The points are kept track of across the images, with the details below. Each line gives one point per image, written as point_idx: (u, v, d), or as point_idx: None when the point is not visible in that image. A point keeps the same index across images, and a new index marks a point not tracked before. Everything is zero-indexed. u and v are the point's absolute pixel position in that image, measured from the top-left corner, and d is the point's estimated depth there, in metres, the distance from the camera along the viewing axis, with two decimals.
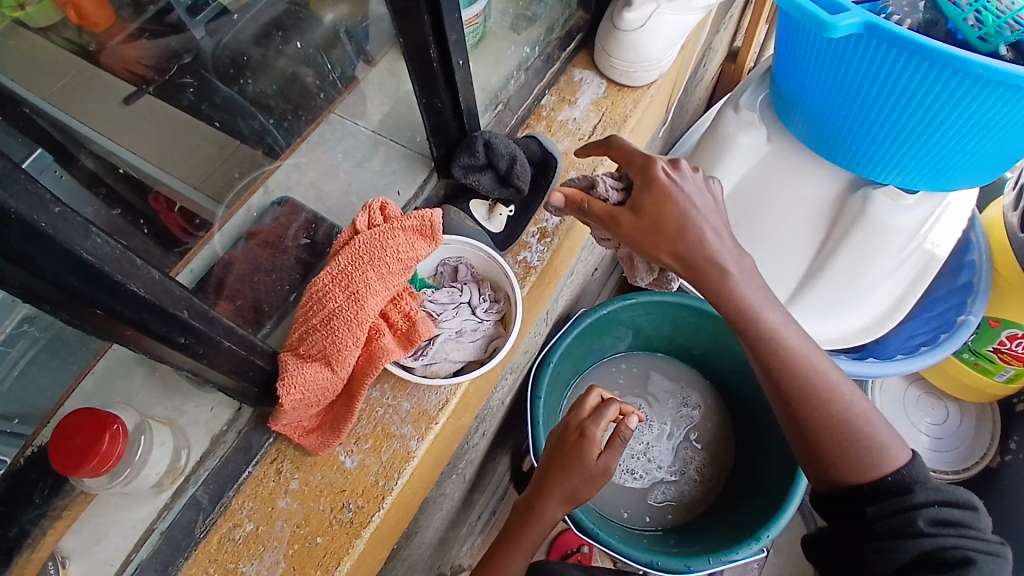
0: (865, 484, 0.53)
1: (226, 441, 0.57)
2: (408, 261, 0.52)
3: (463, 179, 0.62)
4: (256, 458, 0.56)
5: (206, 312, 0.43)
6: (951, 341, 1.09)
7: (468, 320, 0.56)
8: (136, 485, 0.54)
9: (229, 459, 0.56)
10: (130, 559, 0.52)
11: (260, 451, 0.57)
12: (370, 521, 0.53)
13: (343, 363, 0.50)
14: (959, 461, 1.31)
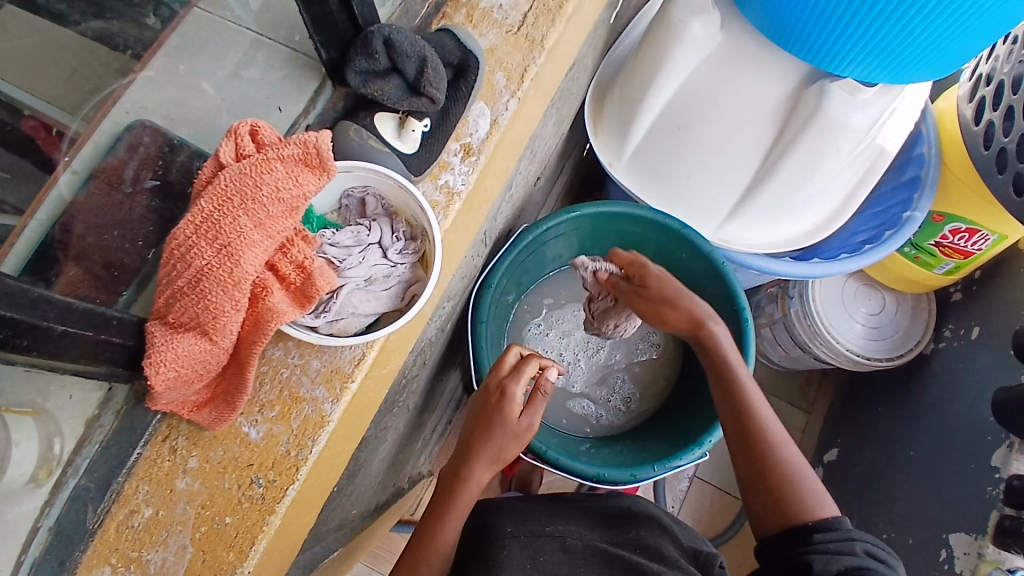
0: (807, 523, 0.70)
1: (106, 423, 0.48)
2: (293, 201, 0.41)
3: (362, 89, 0.50)
4: (143, 438, 0.48)
5: (26, 296, 0.37)
6: (895, 237, 1.07)
7: (378, 264, 0.47)
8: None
9: (111, 443, 0.48)
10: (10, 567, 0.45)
11: (147, 432, 0.49)
12: (285, 495, 0.47)
13: (223, 332, 0.41)
14: (895, 348, 1.36)
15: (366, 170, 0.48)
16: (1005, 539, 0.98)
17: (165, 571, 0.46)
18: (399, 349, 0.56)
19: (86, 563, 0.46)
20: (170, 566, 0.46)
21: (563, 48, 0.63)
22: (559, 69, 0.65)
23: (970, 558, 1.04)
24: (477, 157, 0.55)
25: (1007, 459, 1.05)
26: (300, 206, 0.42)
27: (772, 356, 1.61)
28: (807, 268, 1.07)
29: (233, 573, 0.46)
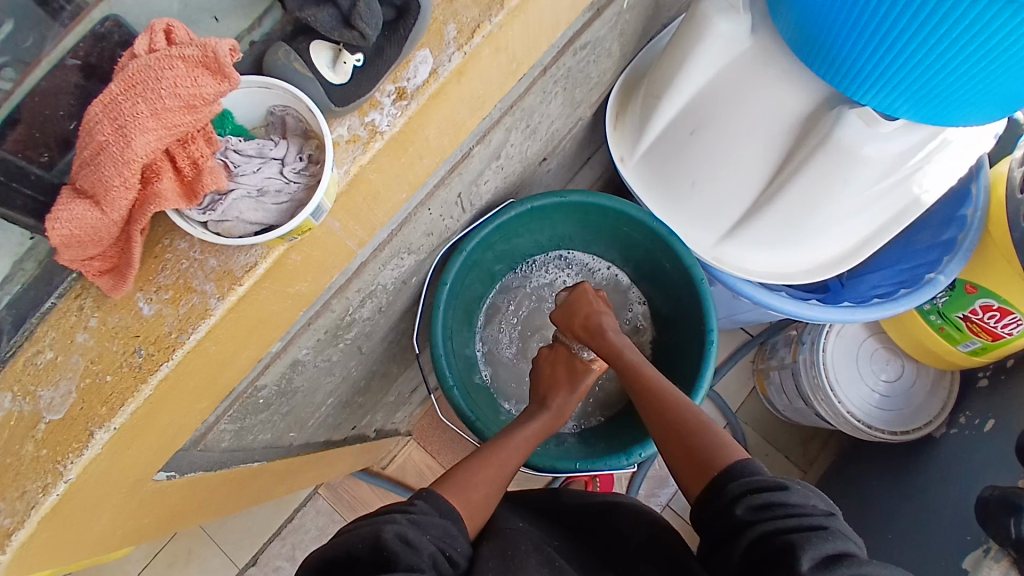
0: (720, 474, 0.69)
1: (29, 269, 0.54)
2: (190, 98, 0.45)
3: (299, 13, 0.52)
4: (58, 291, 0.54)
5: None
6: (909, 297, 1.02)
7: (272, 178, 0.50)
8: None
9: (31, 287, 0.54)
10: None
11: (65, 284, 0.55)
12: (157, 369, 0.52)
13: (114, 206, 0.46)
14: (904, 420, 1.27)
15: (288, 94, 0.52)
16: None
17: (51, 408, 0.53)
18: (308, 271, 0.60)
19: None
20: (55, 405, 0.53)
21: (532, 10, 0.62)
22: (527, 32, 0.64)
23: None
24: (408, 102, 0.56)
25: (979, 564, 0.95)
26: (198, 105, 0.46)
27: (777, 403, 1.50)
28: (802, 308, 1.02)
29: (100, 424, 0.52)
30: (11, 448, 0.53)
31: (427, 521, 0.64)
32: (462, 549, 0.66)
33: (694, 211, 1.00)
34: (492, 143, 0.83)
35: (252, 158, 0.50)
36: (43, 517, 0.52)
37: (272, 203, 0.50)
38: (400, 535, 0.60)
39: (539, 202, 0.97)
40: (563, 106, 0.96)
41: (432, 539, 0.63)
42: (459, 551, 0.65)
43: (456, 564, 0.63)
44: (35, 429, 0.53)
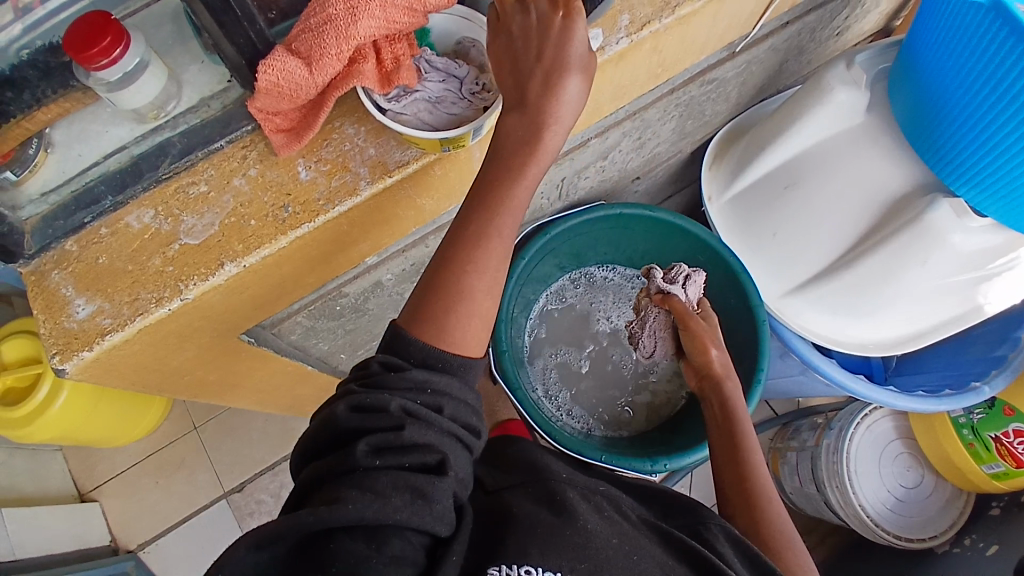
0: None
1: (214, 107, 0.59)
2: (414, 2, 0.53)
3: None
4: (231, 135, 0.59)
5: None
6: (950, 399, 1.07)
7: (450, 91, 0.58)
8: (123, 104, 0.56)
9: (206, 124, 0.59)
10: (98, 163, 0.58)
11: (240, 131, 0.59)
12: (299, 227, 0.58)
13: (321, 70, 0.53)
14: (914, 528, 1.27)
15: (482, 30, 0.59)
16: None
17: (190, 232, 0.58)
18: (436, 189, 0.67)
19: (140, 199, 0.58)
20: (195, 231, 0.58)
21: (692, 25, 0.70)
22: (680, 45, 0.72)
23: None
24: None
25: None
26: (418, 10, 0.53)
27: (786, 484, 1.49)
28: (843, 377, 1.06)
29: (233, 258, 0.57)
30: (139, 258, 0.57)
31: (400, 370, 0.57)
32: (445, 385, 0.58)
33: (770, 259, 1.06)
34: (607, 139, 0.90)
35: (439, 70, 0.58)
36: (143, 325, 0.56)
37: (444, 111, 0.57)
38: (353, 407, 0.55)
39: (627, 210, 1.02)
40: (673, 131, 1.03)
41: (413, 390, 0.56)
42: (438, 393, 0.57)
43: (441, 407, 0.57)
44: (167, 247, 0.57)
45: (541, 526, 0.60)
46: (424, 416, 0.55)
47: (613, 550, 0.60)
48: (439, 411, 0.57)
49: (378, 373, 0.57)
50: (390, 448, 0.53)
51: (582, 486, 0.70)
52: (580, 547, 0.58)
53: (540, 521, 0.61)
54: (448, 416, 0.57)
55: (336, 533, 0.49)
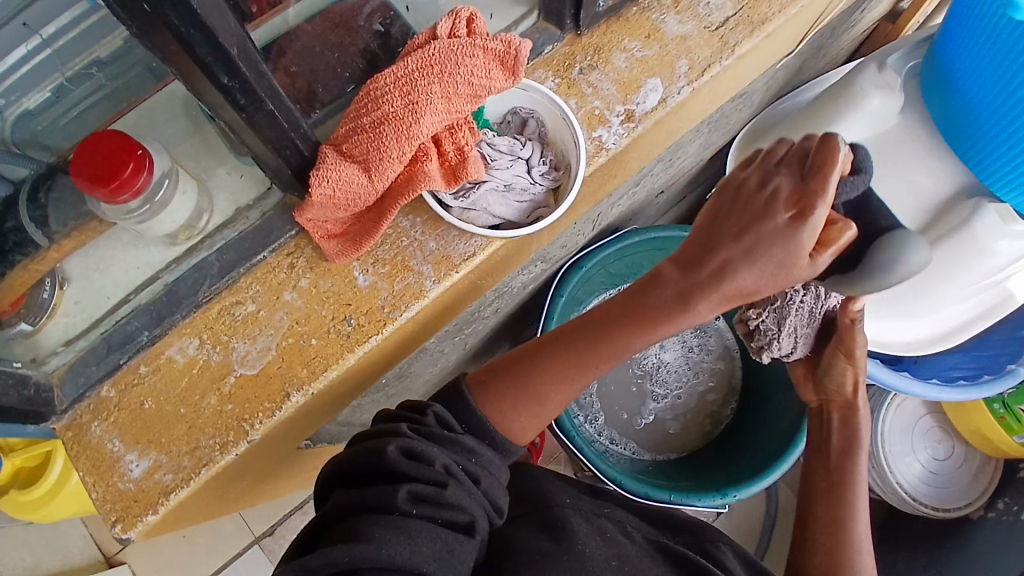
0: None
1: (253, 216, 0.53)
2: (478, 87, 0.47)
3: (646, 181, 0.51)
4: (274, 245, 0.53)
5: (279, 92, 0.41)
6: (991, 385, 1.02)
7: (520, 177, 0.52)
8: (151, 229, 0.51)
9: (245, 237, 0.52)
10: (129, 299, 0.51)
11: (284, 238, 0.53)
12: (366, 341, 0.53)
13: (382, 176, 0.46)
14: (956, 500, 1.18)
15: (541, 100, 0.54)
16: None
17: (245, 361, 0.52)
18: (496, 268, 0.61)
19: (180, 329, 0.52)
20: (250, 359, 0.52)
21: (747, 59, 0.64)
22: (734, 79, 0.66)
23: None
24: (635, 125, 0.57)
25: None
26: (483, 95, 0.47)
27: None
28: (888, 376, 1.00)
29: (298, 386, 0.51)
30: (190, 399, 0.51)
31: (444, 431, 0.48)
32: (489, 459, 0.49)
33: None
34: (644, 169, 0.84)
35: (505, 154, 0.52)
36: (208, 475, 0.50)
37: (515, 200, 0.52)
38: (403, 450, 0.45)
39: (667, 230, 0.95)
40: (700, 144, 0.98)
41: (456, 452, 0.47)
42: (480, 462, 0.48)
43: (479, 479, 0.47)
44: (222, 382, 0.51)
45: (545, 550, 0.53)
46: (463, 481, 0.46)
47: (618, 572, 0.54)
48: (477, 483, 0.47)
49: (423, 428, 0.48)
50: (430, 499, 0.43)
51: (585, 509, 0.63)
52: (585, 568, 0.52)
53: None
54: (484, 490, 0.47)
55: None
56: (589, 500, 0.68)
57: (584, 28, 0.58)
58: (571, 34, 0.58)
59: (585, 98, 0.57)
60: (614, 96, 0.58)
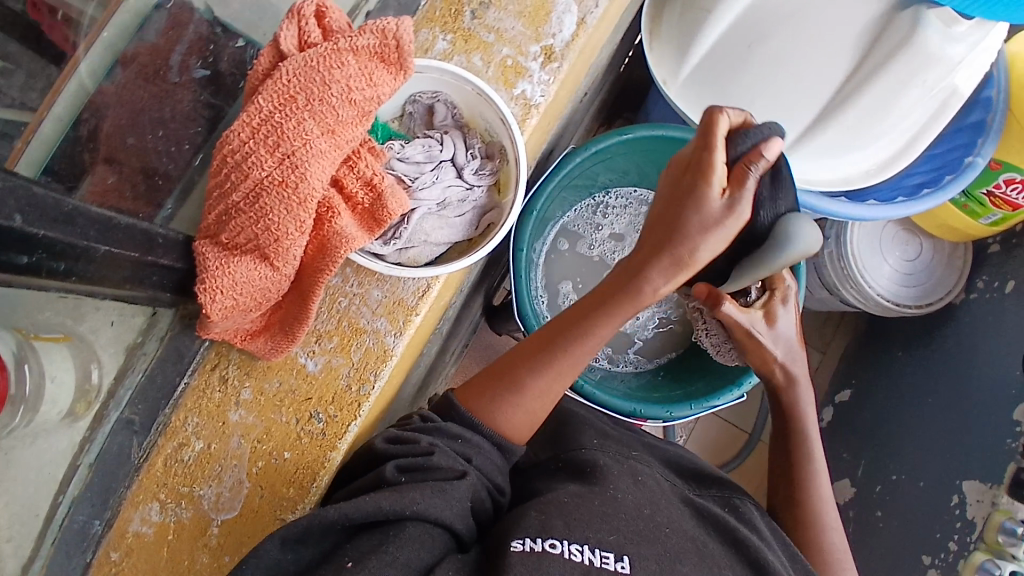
0: None
1: (150, 351, 0.45)
2: (363, 104, 0.35)
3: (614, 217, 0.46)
4: (191, 367, 0.45)
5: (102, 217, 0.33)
6: (956, 182, 0.90)
7: (452, 186, 0.42)
8: (42, 420, 0.41)
9: (156, 373, 0.45)
10: (57, 500, 0.43)
11: (194, 360, 0.46)
12: (346, 432, 0.45)
13: (285, 257, 0.37)
14: (925, 295, 1.11)
15: (442, 76, 0.42)
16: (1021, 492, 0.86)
17: (220, 507, 0.44)
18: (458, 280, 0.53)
19: (132, 499, 0.44)
20: (223, 502, 0.44)
21: None
22: None
23: (983, 507, 0.91)
24: (559, 64, 0.47)
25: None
26: (372, 110, 0.36)
27: None
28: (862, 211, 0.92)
29: (292, 509, 0.44)
30: (179, 569, 0.43)
31: (434, 422, 0.48)
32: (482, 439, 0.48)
33: None
34: None
35: (424, 165, 0.41)
36: None
37: (455, 216, 0.42)
38: (390, 439, 0.45)
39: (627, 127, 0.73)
40: None
41: (443, 439, 0.47)
42: (471, 444, 0.48)
43: (470, 458, 0.47)
44: (205, 538, 0.43)
45: (565, 500, 0.46)
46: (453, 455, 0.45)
47: (635, 518, 0.46)
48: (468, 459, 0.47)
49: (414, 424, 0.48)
50: (416, 469, 0.43)
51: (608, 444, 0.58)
52: (600, 517, 0.45)
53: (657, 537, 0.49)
54: (478, 468, 0.47)
55: (341, 546, 0.40)
56: (610, 436, 0.61)
57: None
58: None
59: (490, 48, 0.46)
60: (521, 35, 0.47)
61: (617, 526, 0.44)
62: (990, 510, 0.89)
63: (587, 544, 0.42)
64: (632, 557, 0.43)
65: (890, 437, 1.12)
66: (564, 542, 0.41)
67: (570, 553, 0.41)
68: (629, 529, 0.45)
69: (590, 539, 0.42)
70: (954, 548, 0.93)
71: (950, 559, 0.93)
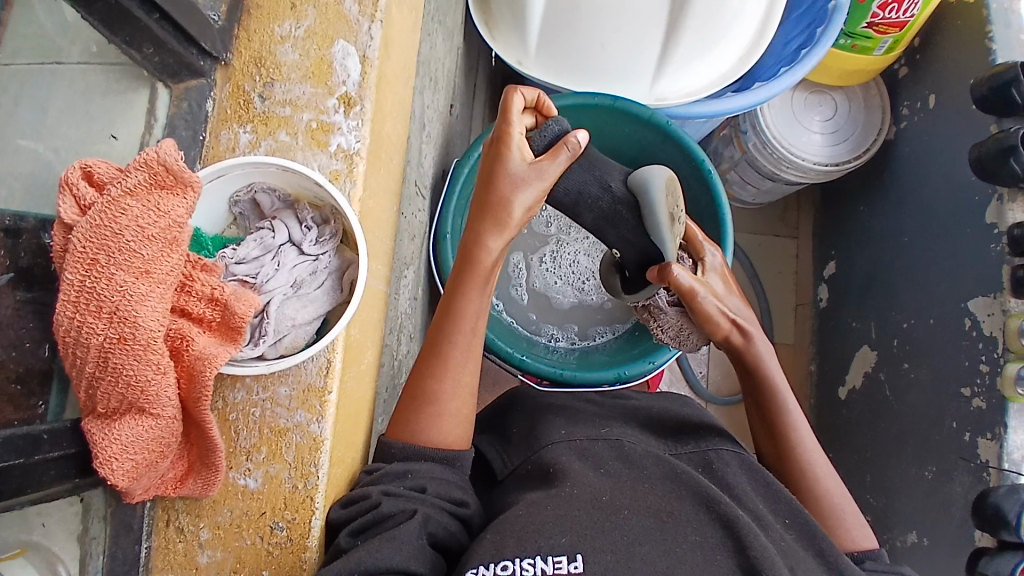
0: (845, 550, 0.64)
1: (99, 532, 0.45)
2: (164, 234, 0.36)
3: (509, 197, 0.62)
4: (144, 532, 0.45)
5: None
6: (828, 32, 0.96)
7: (298, 264, 0.42)
8: None
9: (113, 551, 0.45)
10: None
11: (146, 523, 0.46)
12: (311, 528, 0.45)
13: (160, 402, 0.38)
14: (859, 143, 1.12)
15: (246, 168, 0.42)
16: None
17: None
18: (369, 338, 0.53)
19: None
20: None
21: None
22: None
23: (998, 319, 0.93)
24: (361, 105, 0.47)
25: (1002, 213, 0.93)
26: (178, 234, 0.37)
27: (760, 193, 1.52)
28: (752, 97, 0.94)
29: None
30: None
31: (381, 469, 0.53)
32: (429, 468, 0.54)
33: (614, 66, 0.92)
34: (416, 115, 0.74)
35: (262, 257, 0.41)
36: None
37: (315, 288, 0.42)
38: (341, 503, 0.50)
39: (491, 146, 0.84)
40: (445, 42, 0.87)
41: (392, 481, 0.52)
42: (419, 474, 0.53)
43: (424, 487, 0.52)
44: None
45: (522, 515, 0.55)
46: (407, 494, 0.51)
47: (589, 512, 0.55)
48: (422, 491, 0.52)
49: (364, 480, 0.53)
50: (369, 526, 0.48)
51: (580, 440, 0.68)
52: (554, 523, 0.53)
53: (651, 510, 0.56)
54: (433, 493, 0.52)
55: None
56: (583, 423, 0.73)
57: (225, 54, 0.47)
58: (221, 68, 0.47)
59: (292, 120, 0.47)
60: (314, 96, 0.47)
61: (570, 527, 0.53)
62: (1004, 319, 0.92)
63: (540, 555, 0.50)
64: (585, 553, 0.51)
65: (885, 288, 1.13)
66: (516, 561, 0.50)
67: (523, 569, 0.49)
68: (585, 527, 0.53)
69: (541, 549, 0.51)
70: (986, 369, 0.93)
71: (987, 380, 0.93)
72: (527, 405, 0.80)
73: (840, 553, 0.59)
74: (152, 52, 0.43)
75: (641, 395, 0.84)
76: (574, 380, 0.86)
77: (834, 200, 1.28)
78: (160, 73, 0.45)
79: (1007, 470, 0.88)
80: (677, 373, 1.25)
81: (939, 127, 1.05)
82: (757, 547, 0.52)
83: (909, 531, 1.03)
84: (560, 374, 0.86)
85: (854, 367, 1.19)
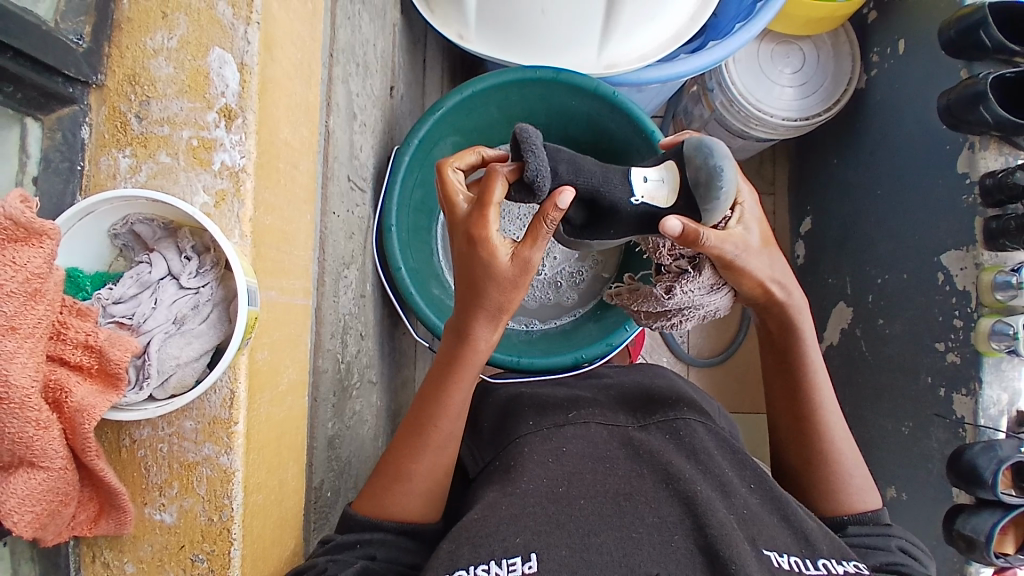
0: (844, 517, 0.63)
1: (27, 572, 0.44)
2: (29, 285, 0.34)
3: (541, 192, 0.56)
4: (72, 571, 0.45)
5: None
6: None
7: (179, 299, 0.41)
8: None
9: None
10: None
11: (72, 561, 0.45)
12: (231, 558, 0.44)
13: (47, 455, 0.36)
14: (829, 95, 1.08)
15: (113, 203, 0.39)
16: (999, 243, 0.85)
17: None
18: (286, 355, 0.51)
19: None
20: None
21: None
22: None
23: (970, 274, 0.90)
24: (243, 118, 0.44)
25: (974, 162, 0.89)
26: (41, 285, 0.34)
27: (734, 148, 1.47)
28: (705, 59, 0.89)
29: None
30: None
31: (333, 540, 0.55)
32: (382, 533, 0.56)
33: (555, 37, 0.87)
34: (340, 106, 0.70)
35: (140, 294, 0.40)
36: None
37: (199, 322, 0.41)
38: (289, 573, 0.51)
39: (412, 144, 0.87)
40: (372, 21, 0.82)
41: (340, 552, 0.54)
42: (369, 542, 0.55)
43: (373, 554, 0.54)
44: None
45: (477, 519, 0.54)
46: (354, 558, 0.53)
47: (544, 507, 0.54)
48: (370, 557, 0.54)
49: (316, 551, 0.54)
50: None
51: (545, 428, 0.66)
52: (509, 523, 0.52)
53: (611, 490, 0.56)
54: (383, 558, 0.54)
55: None
56: (551, 407, 0.70)
57: (96, 75, 0.44)
58: (94, 91, 0.45)
59: (171, 139, 0.44)
60: (193, 110, 0.44)
61: (524, 526, 0.52)
62: (977, 273, 0.89)
63: (494, 560, 0.49)
64: (539, 551, 0.50)
65: (860, 244, 1.11)
66: (471, 569, 0.49)
67: None
68: (541, 523, 0.52)
69: (496, 553, 0.50)
70: (961, 325, 0.91)
71: (961, 335, 0.91)
72: (494, 397, 0.79)
73: (806, 517, 0.57)
74: (12, 89, 0.39)
75: (609, 369, 0.84)
76: (533, 367, 0.85)
77: (808, 153, 1.24)
78: (26, 108, 0.41)
79: (983, 426, 0.87)
80: (658, 339, 1.24)
81: (912, 72, 1.00)
82: (710, 522, 0.52)
83: (888, 485, 1.04)
84: (517, 362, 0.85)
85: (831, 322, 1.18)
